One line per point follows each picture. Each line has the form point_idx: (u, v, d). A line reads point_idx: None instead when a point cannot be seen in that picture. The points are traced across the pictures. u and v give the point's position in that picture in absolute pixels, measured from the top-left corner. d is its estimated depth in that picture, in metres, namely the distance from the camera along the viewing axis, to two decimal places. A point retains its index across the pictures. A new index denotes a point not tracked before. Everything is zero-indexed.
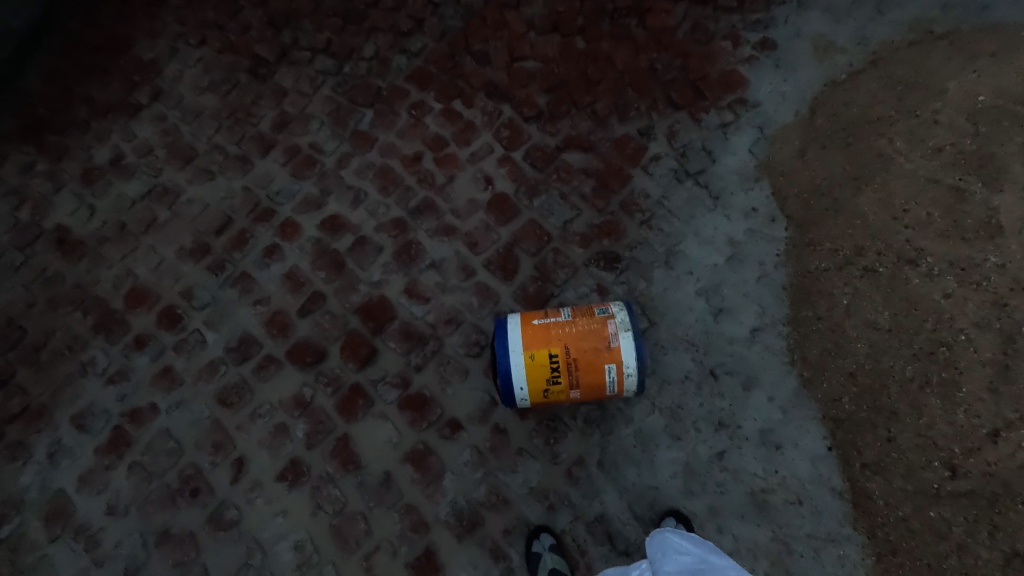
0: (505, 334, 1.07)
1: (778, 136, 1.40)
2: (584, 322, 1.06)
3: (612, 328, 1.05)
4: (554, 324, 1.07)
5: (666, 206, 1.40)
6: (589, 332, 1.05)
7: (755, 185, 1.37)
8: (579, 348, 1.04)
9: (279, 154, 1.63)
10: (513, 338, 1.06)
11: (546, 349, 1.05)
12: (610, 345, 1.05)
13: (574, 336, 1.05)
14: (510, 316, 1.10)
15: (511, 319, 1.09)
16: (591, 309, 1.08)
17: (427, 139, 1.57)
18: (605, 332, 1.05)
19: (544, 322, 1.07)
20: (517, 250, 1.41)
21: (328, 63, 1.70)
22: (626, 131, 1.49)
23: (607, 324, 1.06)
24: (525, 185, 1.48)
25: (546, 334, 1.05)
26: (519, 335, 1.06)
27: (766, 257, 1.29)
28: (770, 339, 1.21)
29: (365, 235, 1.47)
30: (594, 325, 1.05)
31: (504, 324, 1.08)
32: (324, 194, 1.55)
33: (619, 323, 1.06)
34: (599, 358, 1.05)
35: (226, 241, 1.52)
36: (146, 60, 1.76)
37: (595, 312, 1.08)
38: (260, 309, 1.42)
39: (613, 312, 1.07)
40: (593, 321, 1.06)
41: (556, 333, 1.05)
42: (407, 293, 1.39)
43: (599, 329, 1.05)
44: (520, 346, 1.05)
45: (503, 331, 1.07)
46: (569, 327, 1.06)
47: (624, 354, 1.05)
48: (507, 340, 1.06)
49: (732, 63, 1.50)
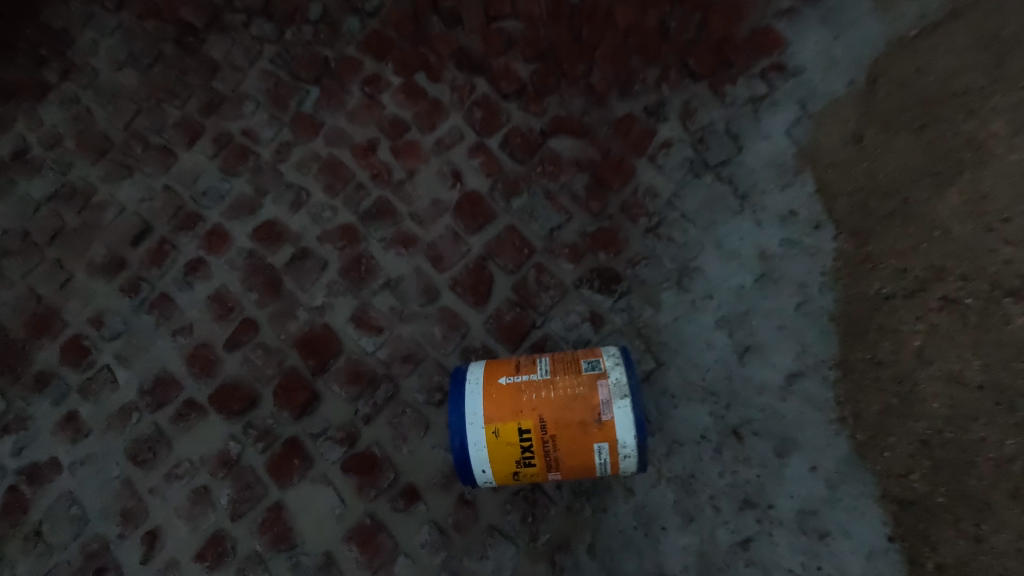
0: (463, 397, 0.83)
1: (828, 112, 1.08)
2: (566, 384, 0.80)
3: (603, 395, 0.79)
4: (526, 386, 0.81)
5: (679, 208, 1.10)
6: (573, 399, 0.79)
7: (794, 179, 1.06)
8: (558, 422, 0.79)
9: (207, 143, 1.34)
10: (472, 404, 0.81)
11: (515, 421, 0.80)
12: (600, 418, 0.78)
13: (551, 405, 0.79)
14: (472, 371, 0.85)
15: (471, 376, 0.84)
16: (576, 364, 0.82)
17: (383, 123, 1.27)
18: (594, 400, 0.79)
19: (514, 382, 0.82)
20: (491, 265, 1.13)
21: (265, 28, 1.38)
22: (629, 110, 1.19)
23: (596, 388, 0.80)
24: (502, 181, 1.18)
25: (516, 400, 0.80)
26: (481, 400, 0.81)
27: (808, 276, 1.00)
28: (811, 388, 0.93)
29: (306, 247, 1.21)
30: (580, 390, 0.79)
31: (463, 383, 0.84)
32: (259, 194, 1.27)
33: (614, 387, 0.79)
34: (586, 436, 0.79)
35: (144, 253, 1.26)
36: (56, 29, 1.43)
37: (582, 369, 0.82)
38: (181, 342, 1.17)
39: (607, 370, 0.81)
40: (579, 383, 0.80)
41: (528, 399, 0.80)
42: (355, 322, 1.13)
43: (585, 395, 0.79)
44: (481, 416, 0.81)
45: (460, 393, 0.83)
46: (546, 392, 0.80)
47: (619, 430, 0.78)
48: (463, 407, 0.82)
49: (766, 17, 1.15)
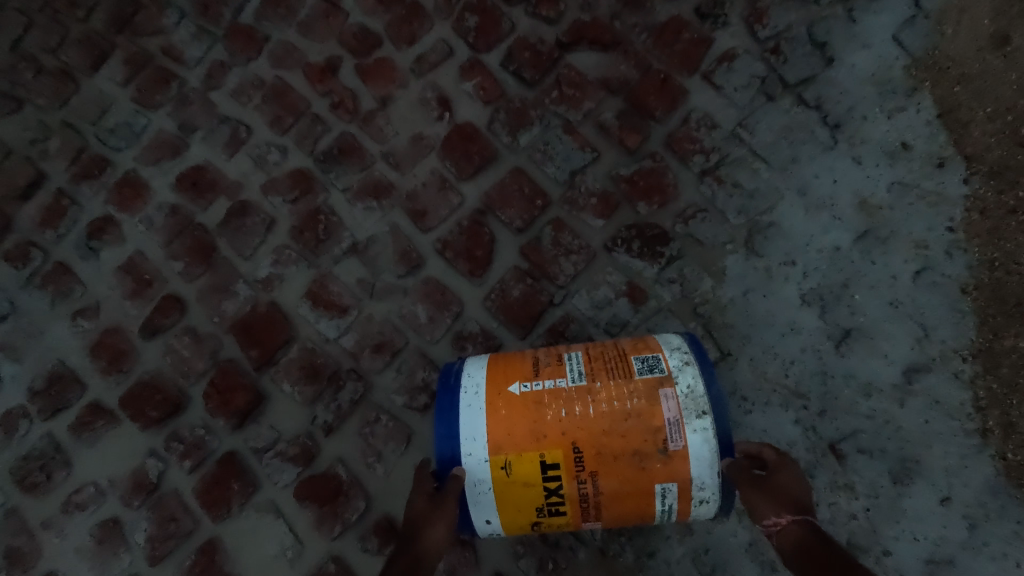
0: (457, 414, 0.56)
1: (955, 6, 0.77)
2: (611, 396, 0.55)
3: (669, 412, 0.54)
4: (551, 400, 0.56)
5: (746, 143, 0.82)
6: (623, 418, 0.55)
7: (907, 101, 0.78)
8: (602, 453, 0.55)
9: (115, 65, 1.01)
10: (470, 427, 0.56)
11: (536, 452, 0.55)
12: (666, 447, 0.54)
13: (592, 427, 0.55)
14: (469, 374, 0.59)
15: (468, 382, 0.58)
16: (625, 365, 0.57)
17: (345, 35, 0.95)
18: (656, 420, 0.54)
19: (533, 392, 0.56)
20: (492, 222, 0.85)
21: None
22: (676, 13, 0.87)
23: (658, 401, 0.55)
24: (506, 110, 0.88)
25: (536, 420, 0.55)
26: (484, 421, 0.55)
27: (930, 234, 0.73)
28: (940, 388, 0.68)
29: (246, 201, 0.91)
30: (634, 405, 0.55)
31: (456, 393, 0.57)
32: (184, 132, 0.97)
33: (686, 401, 0.55)
34: (644, 473, 0.55)
35: (36, 211, 0.96)
36: None
37: (633, 373, 0.57)
38: (83, 327, 0.88)
39: (673, 374, 0.56)
40: (631, 394, 0.55)
41: (556, 419, 0.55)
42: (312, 300, 0.85)
43: (643, 412, 0.55)
44: (484, 444, 0.55)
45: (452, 409, 0.57)
46: (582, 408, 0.55)
47: (694, 465, 0.54)
48: (458, 431, 0.56)
49: None
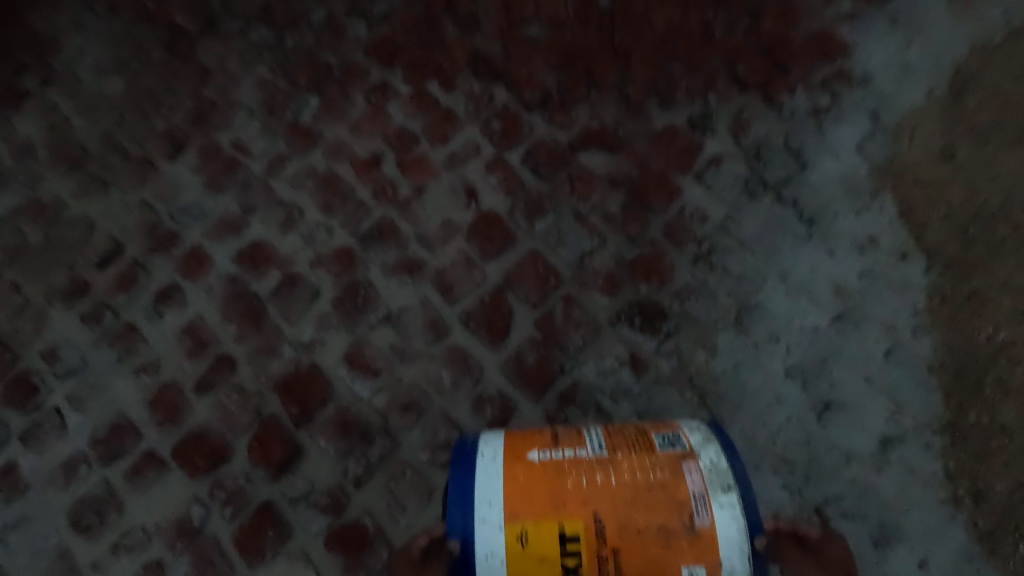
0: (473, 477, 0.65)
1: (908, 126, 0.93)
2: (634, 468, 0.64)
3: (694, 486, 0.63)
4: (573, 471, 0.65)
5: (733, 233, 0.93)
6: (647, 490, 0.63)
7: (872, 201, 0.90)
8: (626, 526, 0.62)
9: (192, 156, 1.19)
10: (486, 492, 0.64)
11: (556, 520, 0.62)
12: (693, 524, 0.61)
13: (612, 499, 0.63)
14: (486, 446, 0.69)
15: (484, 453, 0.67)
16: (647, 443, 0.67)
17: (389, 135, 1.13)
18: (681, 493, 0.63)
19: (555, 461, 0.66)
20: (510, 296, 0.97)
21: (266, 35, 1.29)
22: (670, 122, 1.03)
23: (682, 474, 0.64)
24: (524, 200, 1.02)
25: (556, 486, 0.64)
26: (500, 486, 0.64)
27: (898, 317, 0.83)
28: (913, 458, 0.76)
29: (295, 273, 1.04)
30: (656, 477, 0.64)
31: (473, 460, 0.67)
32: (245, 212, 1.12)
33: (710, 476, 0.63)
34: (669, 550, 0.61)
35: (111, 277, 1.10)
36: (42, 35, 1.36)
37: (656, 447, 0.67)
38: (145, 382, 0.99)
39: (694, 451, 0.66)
40: (654, 467, 0.65)
41: (577, 486, 0.64)
42: (350, 362, 0.96)
43: (666, 484, 0.63)
44: (500, 511, 0.63)
45: (468, 475, 0.66)
46: (604, 477, 0.64)
47: (723, 544, 0.61)
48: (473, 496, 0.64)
49: (827, 21, 1.05)
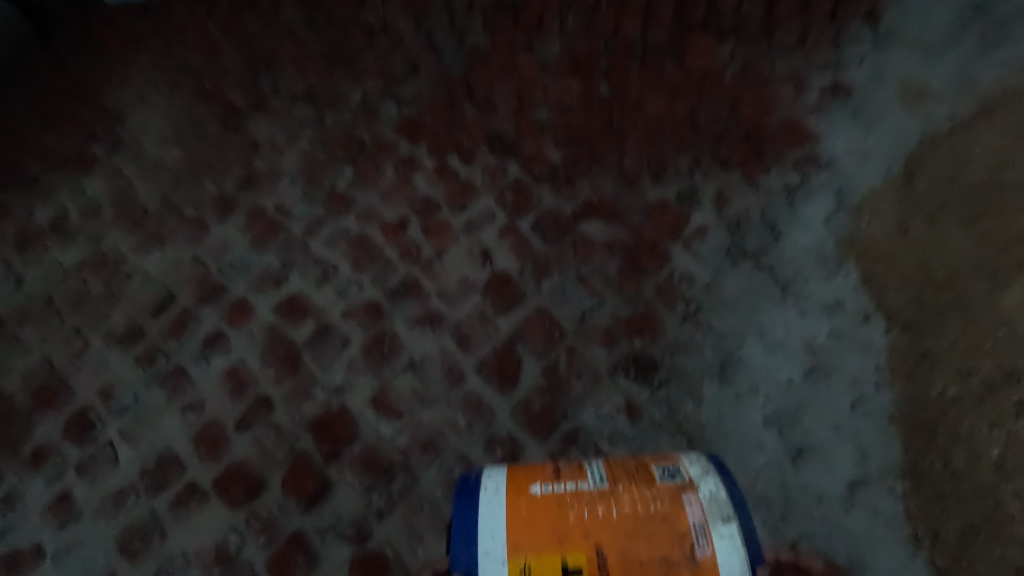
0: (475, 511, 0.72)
1: (868, 204, 1.07)
2: (634, 500, 0.71)
3: (693, 516, 0.70)
4: (573, 504, 0.72)
5: (717, 294, 1.06)
6: (649, 521, 0.70)
7: (838, 270, 1.03)
8: (627, 556, 0.68)
9: (240, 217, 1.35)
10: (489, 526, 0.71)
11: (559, 551, 0.68)
12: (694, 554, 0.67)
13: (611, 531, 0.69)
14: (489, 481, 0.76)
15: (488, 488, 0.74)
16: (648, 476, 0.75)
17: (414, 202, 1.29)
18: (682, 524, 0.69)
19: (557, 495, 0.73)
20: (519, 347, 1.09)
21: (309, 112, 1.48)
22: (662, 196, 1.18)
23: (682, 504, 0.71)
24: (533, 262, 1.16)
25: (560, 519, 0.70)
26: (503, 519, 0.71)
27: (863, 372, 0.94)
28: (877, 500, 0.86)
29: (329, 323, 1.17)
30: (657, 508, 0.71)
31: (477, 495, 0.74)
32: (285, 267, 1.26)
33: (709, 506, 0.70)
34: None
35: (163, 324, 1.23)
36: (112, 110, 1.57)
37: (656, 479, 0.74)
38: (190, 419, 1.11)
39: (693, 482, 0.73)
40: (653, 499, 0.72)
41: (579, 518, 0.70)
42: (376, 404, 1.07)
43: (667, 514, 0.70)
44: (502, 544, 0.69)
45: (471, 507, 0.73)
46: (604, 509, 0.71)
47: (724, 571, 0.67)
48: (476, 530, 0.70)
49: (797, 111, 1.23)
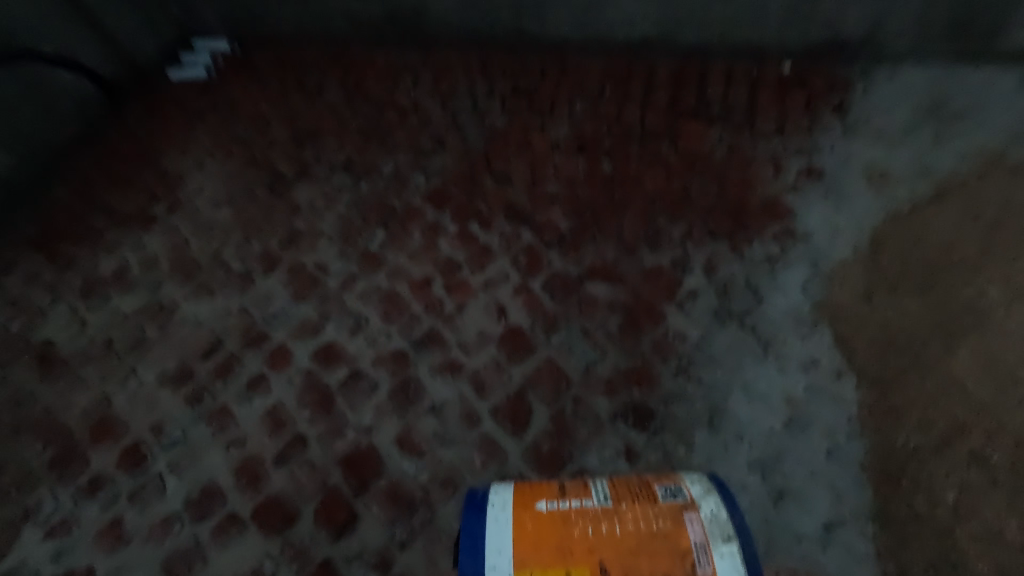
0: (483, 525, 0.81)
1: (837, 274, 1.22)
2: (637, 519, 0.79)
3: (694, 534, 0.77)
4: (577, 521, 0.80)
5: (707, 351, 1.19)
6: (651, 539, 0.77)
7: (813, 331, 1.16)
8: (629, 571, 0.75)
9: (282, 272, 1.52)
10: (497, 540, 0.79)
11: (565, 564, 0.76)
12: (693, 571, 0.75)
13: (613, 546, 0.77)
14: (499, 498, 0.84)
15: (498, 505, 0.83)
16: (651, 496, 0.83)
17: (438, 262, 1.45)
18: (682, 542, 0.77)
19: (563, 512, 0.81)
20: (530, 395, 1.21)
21: (346, 180, 1.67)
22: (657, 262, 1.34)
23: (682, 524, 0.79)
24: (543, 318, 1.31)
25: (567, 534, 0.78)
26: (512, 534, 0.79)
27: (836, 423, 1.05)
28: (851, 539, 0.95)
29: (359, 369, 1.31)
30: (658, 527, 0.78)
31: (488, 511, 0.82)
32: (322, 318, 1.41)
33: (709, 526, 0.78)
34: None
35: (210, 367, 1.38)
36: (172, 174, 1.79)
37: (659, 499, 0.82)
38: (233, 453, 1.23)
39: (694, 502, 0.81)
40: (656, 518, 0.79)
41: (583, 534, 0.78)
42: (400, 444, 1.19)
43: (668, 533, 0.78)
44: (510, 557, 0.77)
45: (480, 521, 0.81)
46: (609, 527, 0.79)
47: None
48: (485, 544, 0.78)
49: (776, 189, 1.39)
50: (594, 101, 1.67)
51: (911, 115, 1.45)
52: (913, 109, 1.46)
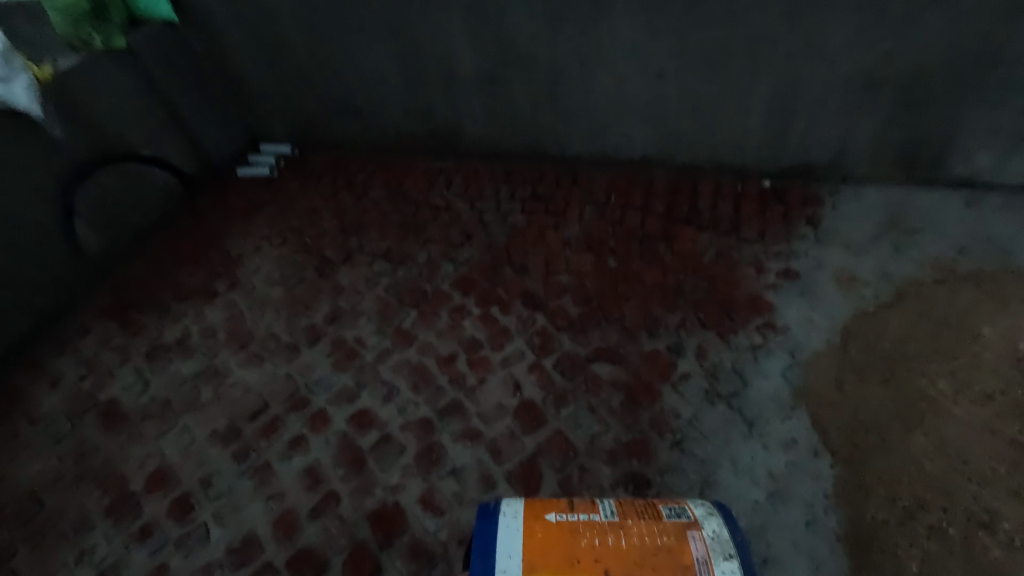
0: (496, 529, 0.91)
1: (812, 362, 1.40)
2: (644, 534, 0.90)
3: (698, 550, 0.87)
4: (584, 533, 0.90)
5: (698, 428, 1.35)
6: (655, 552, 0.87)
7: (792, 413, 1.32)
8: None
9: (325, 345, 1.73)
10: (508, 545, 0.88)
11: (573, 569, 0.85)
12: None
13: (618, 556, 0.87)
14: (511, 509, 0.95)
15: (512, 514, 0.94)
16: (656, 515, 0.94)
17: (463, 340, 1.66)
18: (685, 555, 0.87)
19: (571, 523, 0.92)
20: (541, 462, 1.36)
21: (385, 266, 1.93)
22: (655, 347, 1.53)
23: (687, 541, 0.89)
24: (553, 393, 1.48)
25: (574, 542, 0.88)
26: (522, 539, 0.89)
27: (813, 497, 1.20)
28: None
29: (389, 434, 1.47)
30: (663, 541, 0.89)
31: (500, 519, 0.92)
32: (358, 387, 1.60)
33: (713, 543, 0.88)
34: None
35: (256, 427, 1.55)
36: (233, 255, 2.06)
37: (663, 516, 0.94)
38: (272, 506, 1.38)
39: (699, 521, 0.93)
40: (661, 534, 0.90)
41: (590, 544, 0.88)
42: (423, 503, 1.33)
43: (671, 547, 0.88)
44: (520, 558, 0.86)
45: (492, 528, 0.91)
46: (614, 539, 0.89)
47: None
48: (496, 548, 0.88)
49: (759, 288, 1.60)
50: (600, 207, 1.94)
51: (873, 228, 1.69)
52: (875, 223, 1.71)
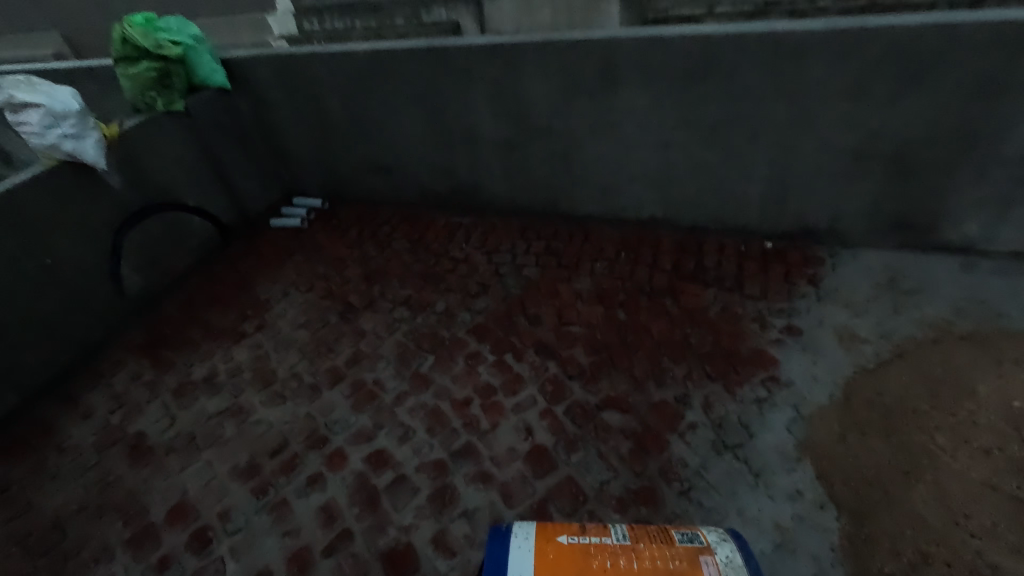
0: (509, 550, 0.95)
1: (816, 417, 1.45)
2: (656, 558, 0.93)
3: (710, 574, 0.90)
4: (596, 556, 0.94)
5: (705, 477, 1.38)
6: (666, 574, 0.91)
7: (797, 465, 1.36)
8: None
9: (345, 386, 1.81)
10: (519, 565, 0.92)
11: None
12: None
13: None
14: (524, 531, 0.99)
15: (526, 534, 0.98)
16: (669, 540, 0.98)
17: (477, 386, 1.73)
18: None
19: (583, 545, 0.96)
20: (551, 506, 1.40)
21: (405, 313, 2.03)
22: (663, 397, 1.58)
23: (699, 565, 0.92)
24: (564, 439, 1.53)
25: (586, 563, 0.92)
26: (535, 559, 0.93)
27: (820, 549, 1.22)
28: None
29: (404, 474, 1.52)
30: (675, 565, 0.92)
31: (513, 540, 0.97)
32: (376, 427, 1.66)
33: (724, 568, 0.91)
34: None
35: (276, 463, 1.60)
36: (262, 299, 2.18)
37: (676, 541, 0.98)
38: (287, 542, 1.42)
39: (711, 547, 0.96)
40: (673, 558, 0.93)
41: (602, 566, 0.92)
42: (434, 543, 1.36)
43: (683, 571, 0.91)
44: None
45: (504, 549, 0.96)
46: (626, 562, 0.93)
47: None
48: (507, 567, 0.92)
49: (762, 342, 1.67)
50: (611, 262, 2.05)
51: (872, 289, 1.77)
52: (874, 284, 1.79)
